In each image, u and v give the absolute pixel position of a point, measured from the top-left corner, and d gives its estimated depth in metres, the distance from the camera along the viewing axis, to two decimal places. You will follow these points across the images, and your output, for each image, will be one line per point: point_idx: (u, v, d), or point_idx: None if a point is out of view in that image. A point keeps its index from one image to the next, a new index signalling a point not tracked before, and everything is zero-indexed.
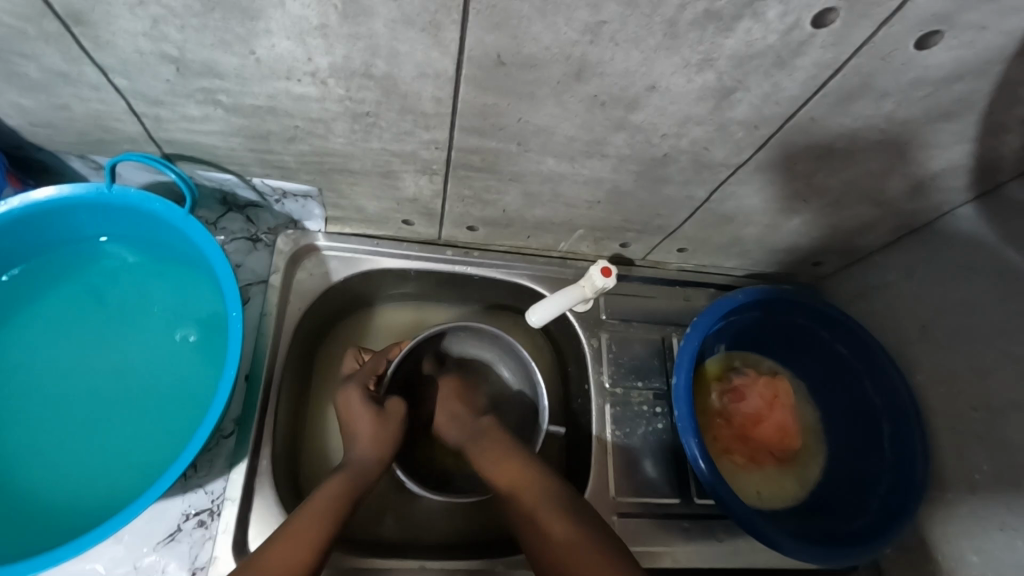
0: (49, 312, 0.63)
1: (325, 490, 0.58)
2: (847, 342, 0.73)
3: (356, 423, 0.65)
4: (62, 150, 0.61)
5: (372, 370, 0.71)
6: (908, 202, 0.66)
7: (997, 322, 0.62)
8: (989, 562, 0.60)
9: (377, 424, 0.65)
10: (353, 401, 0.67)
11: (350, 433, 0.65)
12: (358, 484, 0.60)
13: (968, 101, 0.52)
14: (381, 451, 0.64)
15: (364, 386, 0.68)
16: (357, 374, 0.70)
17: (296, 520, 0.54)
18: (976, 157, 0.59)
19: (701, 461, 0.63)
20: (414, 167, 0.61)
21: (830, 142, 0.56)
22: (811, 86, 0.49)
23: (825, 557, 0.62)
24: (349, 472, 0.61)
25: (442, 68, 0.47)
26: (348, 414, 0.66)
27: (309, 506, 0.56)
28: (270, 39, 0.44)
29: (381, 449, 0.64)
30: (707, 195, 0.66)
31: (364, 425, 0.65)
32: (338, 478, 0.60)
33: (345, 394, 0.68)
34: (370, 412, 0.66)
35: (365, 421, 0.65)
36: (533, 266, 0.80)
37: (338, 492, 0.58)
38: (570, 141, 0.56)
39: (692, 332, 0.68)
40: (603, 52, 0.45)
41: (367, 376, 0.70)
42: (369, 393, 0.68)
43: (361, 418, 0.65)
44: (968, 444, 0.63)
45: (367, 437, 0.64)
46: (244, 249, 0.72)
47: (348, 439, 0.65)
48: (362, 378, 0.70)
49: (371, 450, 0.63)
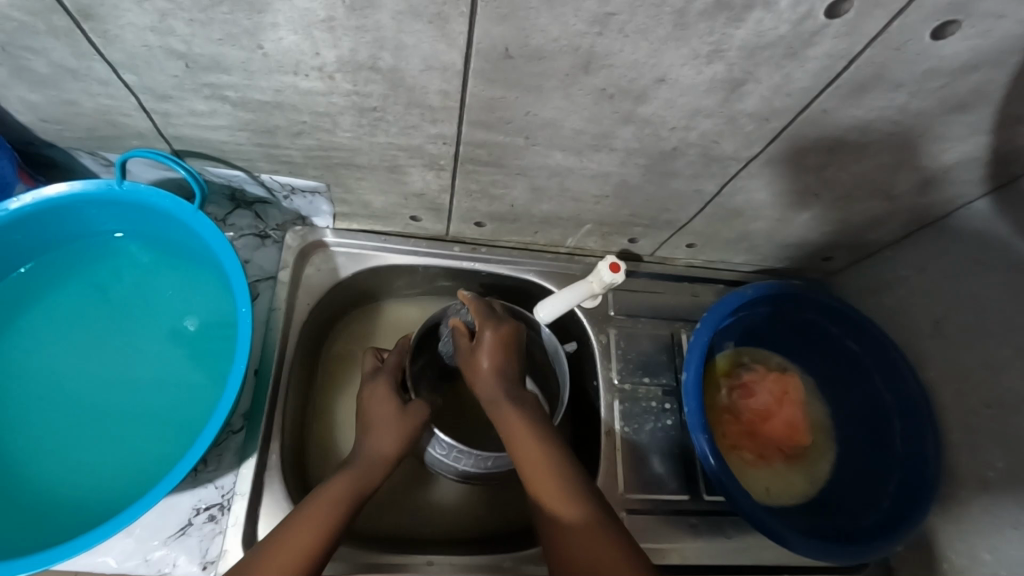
0: (62, 308, 0.63)
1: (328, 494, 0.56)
2: (859, 339, 0.72)
3: (377, 416, 0.65)
4: (72, 146, 0.61)
5: (398, 365, 0.71)
6: (921, 195, 0.65)
7: (1012, 318, 0.61)
8: (1003, 561, 0.59)
9: (396, 418, 0.64)
10: (378, 393, 0.67)
11: (368, 426, 0.64)
12: (362, 477, 0.59)
13: (984, 91, 0.51)
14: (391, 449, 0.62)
15: (393, 381, 0.68)
16: (383, 369, 0.70)
17: (305, 512, 0.53)
18: (992, 149, 0.58)
19: (710, 457, 0.63)
20: (421, 162, 0.61)
21: (841, 135, 0.56)
22: (823, 77, 0.48)
23: (828, 553, 0.61)
24: (356, 471, 0.59)
25: (449, 60, 0.46)
26: (371, 408, 0.66)
27: (310, 509, 0.54)
28: (276, 33, 0.44)
29: (392, 449, 0.62)
30: (716, 189, 0.65)
31: (383, 418, 0.64)
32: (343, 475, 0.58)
33: (372, 388, 0.68)
34: (393, 406, 0.65)
35: (387, 413, 0.65)
36: (541, 262, 0.79)
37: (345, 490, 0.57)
38: (578, 134, 0.56)
39: (701, 328, 0.68)
40: (612, 44, 0.44)
41: (394, 371, 0.70)
42: (395, 387, 0.68)
43: (383, 417, 0.64)
44: (982, 443, 0.62)
45: (386, 432, 0.63)
46: (252, 246, 0.72)
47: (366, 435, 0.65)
48: (389, 373, 0.70)
49: (387, 446, 0.63)
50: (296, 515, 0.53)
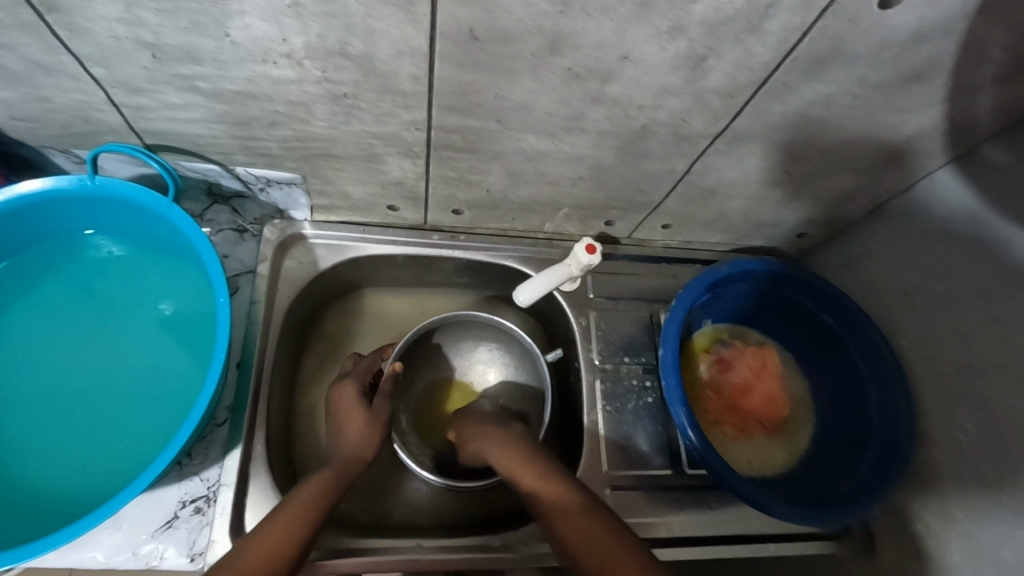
0: (41, 308, 0.63)
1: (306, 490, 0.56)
2: (833, 311, 0.74)
3: (346, 416, 0.65)
4: (45, 144, 0.61)
5: (367, 369, 0.71)
6: (885, 169, 0.67)
7: (977, 282, 0.63)
8: (975, 517, 0.60)
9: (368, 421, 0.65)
10: (346, 395, 0.67)
11: (338, 425, 0.65)
12: (340, 477, 0.59)
13: (937, 61, 0.52)
14: (366, 448, 0.63)
15: (359, 383, 0.69)
16: (353, 371, 0.70)
17: (277, 515, 0.52)
18: (949, 120, 0.60)
19: (689, 431, 0.64)
20: (397, 150, 0.62)
21: (804, 110, 0.57)
22: (782, 51, 0.50)
23: (812, 519, 0.63)
24: (332, 467, 0.60)
25: (418, 44, 0.47)
26: (340, 408, 0.66)
27: (288, 505, 0.53)
28: (245, 21, 0.44)
29: (367, 447, 0.63)
30: (688, 168, 0.66)
31: (354, 422, 0.64)
32: (319, 476, 0.58)
33: (340, 389, 0.68)
34: (361, 409, 0.66)
35: (356, 418, 0.65)
36: (520, 248, 0.80)
37: (321, 489, 0.56)
38: (549, 116, 0.57)
39: (677, 305, 0.70)
40: (576, 23, 0.46)
41: (364, 374, 0.70)
42: (363, 389, 0.69)
43: (353, 415, 0.65)
44: (952, 405, 0.64)
45: (356, 432, 0.64)
46: (232, 241, 0.72)
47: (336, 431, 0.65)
48: (359, 376, 0.70)
49: (357, 448, 0.62)
50: (274, 513, 0.53)
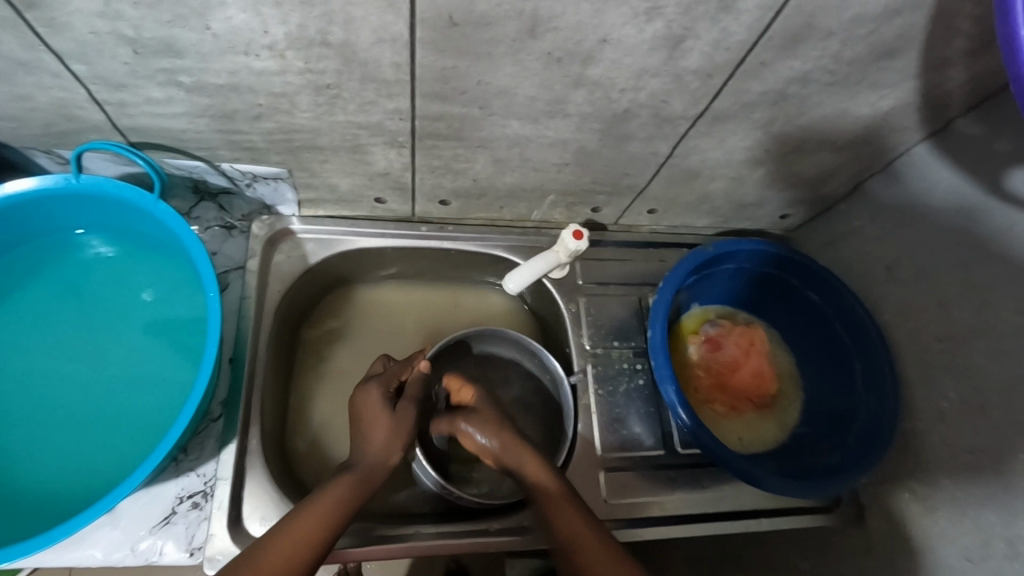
0: (30, 309, 0.63)
1: (327, 493, 0.55)
2: (817, 288, 0.75)
3: (371, 423, 0.63)
4: (27, 145, 0.61)
5: (396, 375, 0.69)
6: (864, 145, 0.69)
7: (954, 254, 0.64)
8: (959, 482, 0.62)
9: (393, 426, 0.63)
10: (371, 398, 0.65)
11: (361, 431, 0.63)
12: (363, 485, 0.58)
13: (909, 36, 0.53)
14: (390, 455, 0.62)
15: (385, 388, 0.66)
16: (383, 374, 0.69)
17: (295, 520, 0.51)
18: (924, 94, 0.61)
19: (679, 409, 0.65)
20: (382, 139, 0.62)
21: (782, 88, 0.58)
22: (756, 29, 0.50)
23: (801, 491, 0.64)
24: (355, 475, 0.58)
25: (398, 31, 0.48)
26: (364, 412, 0.64)
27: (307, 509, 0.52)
28: (224, 12, 0.44)
29: (389, 453, 0.62)
30: (670, 150, 0.67)
31: (377, 428, 0.63)
32: (344, 478, 0.57)
33: (365, 392, 0.66)
34: (385, 414, 0.64)
35: (380, 421, 0.63)
36: (509, 237, 0.81)
37: (343, 496, 0.55)
38: (532, 101, 0.57)
39: (664, 286, 0.71)
40: (554, 6, 0.46)
41: (391, 379, 0.68)
42: (388, 395, 0.66)
43: (377, 423, 0.63)
44: (936, 376, 0.65)
45: (378, 440, 0.62)
46: (220, 237, 0.73)
47: (358, 437, 0.63)
48: (385, 380, 0.68)
49: (380, 454, 0.61)
50: (289, 518, 0.51)
